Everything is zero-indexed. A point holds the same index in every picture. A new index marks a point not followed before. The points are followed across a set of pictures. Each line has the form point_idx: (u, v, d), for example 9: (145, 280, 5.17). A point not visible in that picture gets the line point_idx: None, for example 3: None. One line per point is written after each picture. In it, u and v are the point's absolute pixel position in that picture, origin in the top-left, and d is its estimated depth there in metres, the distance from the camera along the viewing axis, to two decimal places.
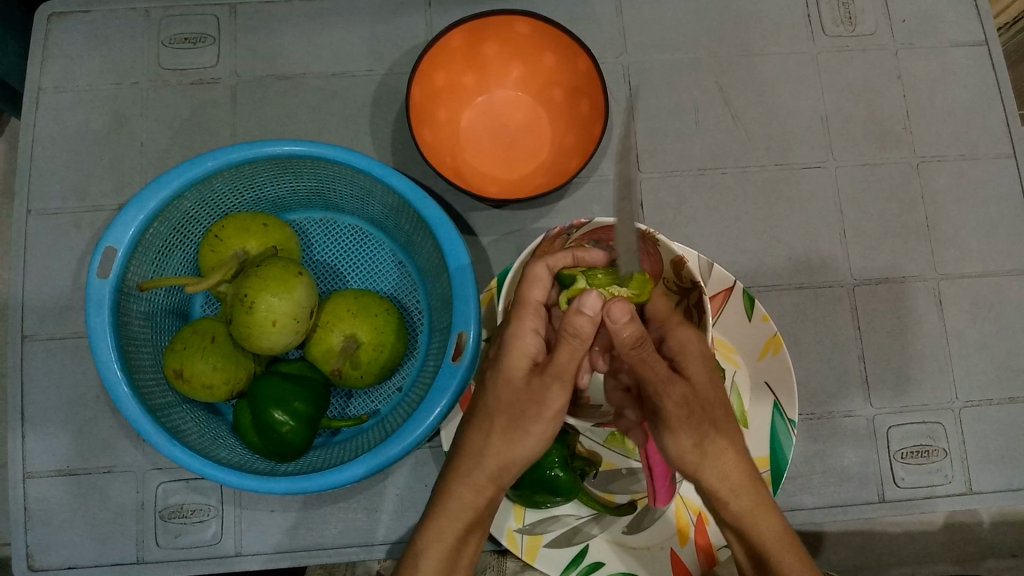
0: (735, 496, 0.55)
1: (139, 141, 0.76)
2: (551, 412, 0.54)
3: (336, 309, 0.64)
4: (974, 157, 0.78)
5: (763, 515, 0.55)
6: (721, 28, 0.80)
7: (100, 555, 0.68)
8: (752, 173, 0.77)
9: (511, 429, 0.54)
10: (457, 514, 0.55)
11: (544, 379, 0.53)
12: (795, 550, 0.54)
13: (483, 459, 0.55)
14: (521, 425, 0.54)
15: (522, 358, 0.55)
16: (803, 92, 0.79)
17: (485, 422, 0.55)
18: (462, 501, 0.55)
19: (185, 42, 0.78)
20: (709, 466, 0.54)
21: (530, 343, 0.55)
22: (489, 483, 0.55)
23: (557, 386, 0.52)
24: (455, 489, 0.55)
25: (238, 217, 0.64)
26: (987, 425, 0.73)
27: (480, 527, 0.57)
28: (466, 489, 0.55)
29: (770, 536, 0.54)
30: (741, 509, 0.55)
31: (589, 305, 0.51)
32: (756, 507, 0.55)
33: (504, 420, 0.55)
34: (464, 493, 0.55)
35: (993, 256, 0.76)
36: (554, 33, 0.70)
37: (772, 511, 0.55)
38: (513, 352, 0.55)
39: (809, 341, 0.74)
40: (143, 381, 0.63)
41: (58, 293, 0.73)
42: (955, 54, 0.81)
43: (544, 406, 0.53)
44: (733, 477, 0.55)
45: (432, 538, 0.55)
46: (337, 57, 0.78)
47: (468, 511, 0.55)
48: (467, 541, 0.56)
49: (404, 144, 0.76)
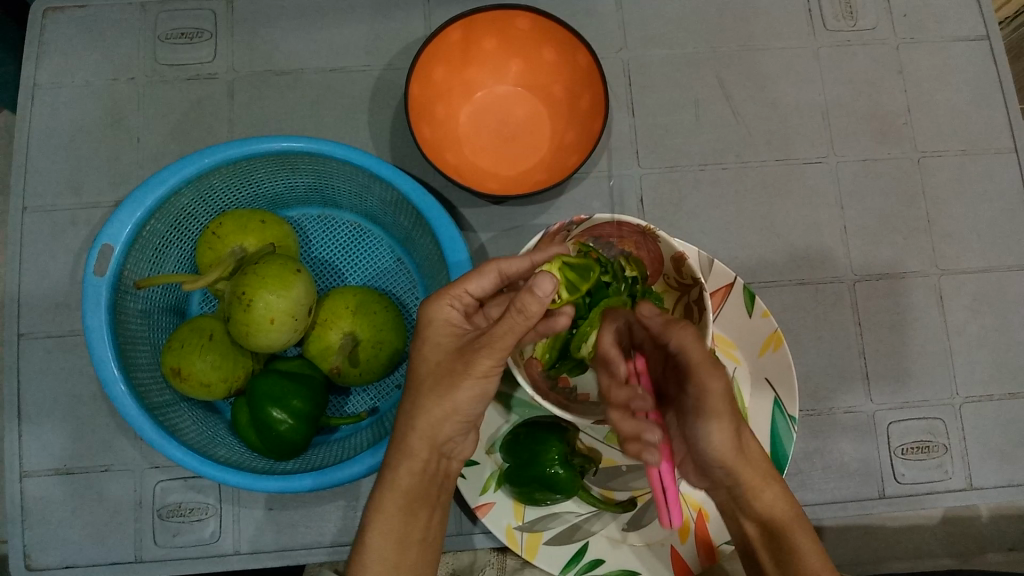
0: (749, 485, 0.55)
1: (135, 137, 0.75)
2: (480, 372, 0.52)
3: (335, 306, 0.64)
4: (976, 152, 0.78)
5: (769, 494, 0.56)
6: (721, 23, 0.80)
7: (98, 554, 0.68)
8: (752, 168, 0.76)
9: (438, 392, 0.53)
10: (399, 486, 0.54)
11: (474, 346, 0.51)
12: (798, 526, 0.55)
13: (416, 422, 0.54)
14: (447, 389, 0.53)
15: (446, 330, 0.54)
16: (803, 87, 0.79)
17: (414, 392, 0.54)
18: (402, 471, 0.54)
19: (182, 37, 0.77)
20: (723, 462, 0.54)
21: (450, 316, 0.54)
22: (426, 450, 0.54)
23: (490, 352, 0.51)
24: (394, 459, 0.54)
25: (236, 214, 0.64)
26: (987, 420, 0.73)
27: (426, 500, 0.56)
28: (400, 459, 0.54)
29: (777, 510, 0.55)
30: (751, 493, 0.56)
31: (542, 291, 0.48)
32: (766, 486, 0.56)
33: (437, 388, 0.53)
34: (400, 463, 0.54)
35: (994, 251, 0.76)
36: (553, 27, 0.70)
37: (776, 486, 0.56)
38: (437, 327, 0.54)
39: (810, 338, 0.73)
40: (140, 379, 0.63)
41: (54, 291, 0.72)
42: (956, 49, 0.80)
43: (472, 367, 0.52)
44: (747, 462, 0.54)
45: (375, 511, 0.54)
46: (335, 52, 0.77)
47: (404, 478, 0.54)
48: (417, 514, 0.55)
49: (402, 141, 0.75)
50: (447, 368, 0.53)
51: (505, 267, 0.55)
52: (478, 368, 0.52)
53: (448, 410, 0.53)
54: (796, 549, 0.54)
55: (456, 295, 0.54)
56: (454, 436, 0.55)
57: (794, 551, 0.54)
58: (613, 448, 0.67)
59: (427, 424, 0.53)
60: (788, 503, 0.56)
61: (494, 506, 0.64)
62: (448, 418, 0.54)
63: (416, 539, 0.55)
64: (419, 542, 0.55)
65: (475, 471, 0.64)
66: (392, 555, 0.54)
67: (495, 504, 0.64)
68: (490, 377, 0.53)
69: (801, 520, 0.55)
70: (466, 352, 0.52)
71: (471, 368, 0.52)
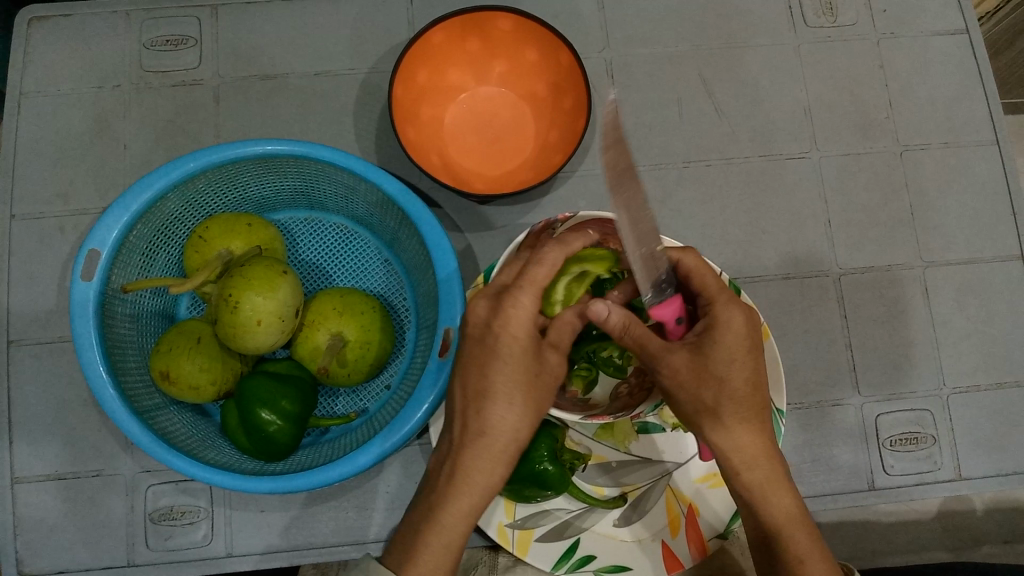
0: (747, 468, 0.54)
1: (123, 144, 0.76)
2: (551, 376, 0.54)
3: (322, 308, 0.64)
4: (958, 145, 0.79)
5: (777, 490, 0.54)
6: (704, 22, 0.81)
7: (89, 559, 0.68)
8: (737, 164, 0.77)
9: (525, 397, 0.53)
10: (476, 489, 0.53)
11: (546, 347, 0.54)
12: (805, 528, 0.54)
13: (512, 433, 0.53)
14: (532, 398, 0.53)
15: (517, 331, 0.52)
16: (785, 84, 0.79)
17: (501, 394, 0.52)
18: (481, 475, 0.53)
19: (167, 44, 0.78)
20: (722, 436, 0.54)
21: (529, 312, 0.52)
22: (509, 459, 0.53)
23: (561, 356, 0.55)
24: (476, 465, 0.53)
25: (222, 218, 0.64)
26: (975, 410, 0.73)
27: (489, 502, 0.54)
28: (490, 466, 0.53)
29: (781, 513, 0.54)
30: (750, 480, 0.54)
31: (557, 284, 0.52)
32: (770, 481, 0.54)
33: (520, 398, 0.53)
34: (480, 468, 0.53)
35: (977, 243, 0.77)
36: (535, 27, 0.70)
37: (786, 487, 0.54)
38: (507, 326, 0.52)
39: (797, 332, 0.74)
40: (129, 383, 0.63)
41: (44, 298, 0.73)
42: (935, 43, 0.81)
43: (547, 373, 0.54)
44: (749, 449, 0.54)
45: (451, 509, 0.52)
46: (320, 56, 0.77)
47: (484, 483, 0.53)
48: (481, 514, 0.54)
49: (388, 143, 0.76)
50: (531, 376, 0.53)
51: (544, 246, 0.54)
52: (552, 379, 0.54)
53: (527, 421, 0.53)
54: (800, 554, 0.53)
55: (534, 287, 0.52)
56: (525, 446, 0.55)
57: (789, 544, 0.53)
58: (603, 444, 0.67)
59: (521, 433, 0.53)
60: (796, 504, 0.54)
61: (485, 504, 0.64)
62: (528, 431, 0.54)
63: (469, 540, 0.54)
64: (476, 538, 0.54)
65: None
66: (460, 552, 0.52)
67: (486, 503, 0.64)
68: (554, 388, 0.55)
69: (807, 523, 0.54)
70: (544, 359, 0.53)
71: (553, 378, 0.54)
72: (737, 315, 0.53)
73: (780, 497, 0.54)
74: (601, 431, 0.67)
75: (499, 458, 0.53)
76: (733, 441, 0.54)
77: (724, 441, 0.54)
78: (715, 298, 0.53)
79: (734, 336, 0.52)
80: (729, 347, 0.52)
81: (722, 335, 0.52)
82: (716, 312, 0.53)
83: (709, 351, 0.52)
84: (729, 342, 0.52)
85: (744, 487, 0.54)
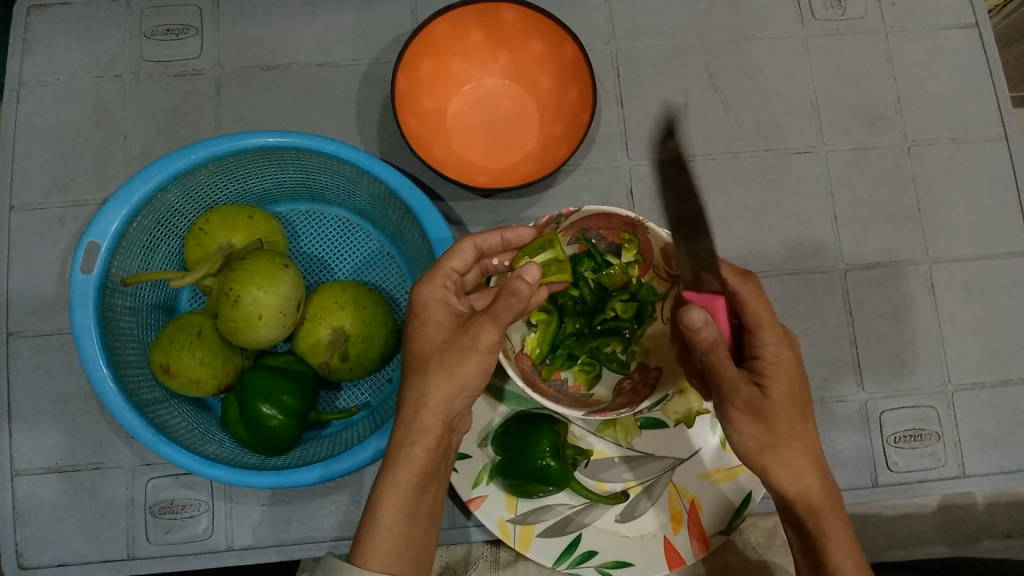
0: (795, 481, 0.54)
1: (123, 134, 0.75)
2: (487, 346, 0.52)
3: (323, 302, 0.64)
4: (966, 140, 0.78)
5: (808, 489, 0.54)
6: (711, 14, 0.80)
7: (89, 553, 0.68)
8: (743, 158, 0.76)
9: (447, 366, 0.52)
10: (411, 462, 0.53)
11: (478, 319, 0.52)
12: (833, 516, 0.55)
13: (428, 398, 0.52)
14: (454, 364, 0.52)
15: (442, 309, 0.54)
16: (793, 77, 0.78)
17: (421, 369, 0.53)
18: (412, 447, 0.53)
19: (168, 34, 0.77)
20: (781, 469, 0.54)
21: (445, 296, 0.54)
22: (439, 426, 0.53)
23: (494, 324, 0.51)
24: (408, 438, 0.53)
25: (223, 210, 0.64)
26: (980, 408, 0.73)
27: (434, 476, 0.54)
28: (415, 436, 0.53)
29: (816, 503, 0.55)
30: (809, 507, 0.55)
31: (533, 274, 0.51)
32: (799, 480, 0.54)
33: (446, 364, 0.52)
34: (413, 440, 0.53)
35: (984, 239, 0.76)
36: (540, 19, 0.69)
37: (832, 502, 0.55)
38: (430, 309, 0.54)
39: (801, 327, 0.73)
40: (129, 377, 0.62)
41: (44, 290, 0.72)
42: (945, 37, 0.80)
43: (480, 342, 0.52)
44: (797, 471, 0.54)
45: (389, 487, 0.52)
46: (322, 46, 0.77)
47: (419, 456, 0.53)
48: (427, 488, 0.53)
49: (391, 135, 0.75)
50: (454, 342, 0.52)
51: (479, 241, 0.56)
52: (484, 343, 0.52)
53: (458, 385, 0.53)
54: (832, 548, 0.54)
55: (446, 274, 0.55)
56: (462, 411, 0.55)
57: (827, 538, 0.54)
58: (605, 439, 0.67)
59: (440, 399, 0.52)
60: (822, 494, 0.55)
61: (487, 498, 0.64)
62: (459, 395, 0.53)
63: (424, 513, 0.53)
64: (428, 516, 0.54)
65: (467, 463, 0.64)
66: (402, 530, 0.52)
67: (486, 498, 0.64)
68: (495, 354, 0.53)
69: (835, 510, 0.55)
70: (471, 326, 0.52)
71: (477, 343, 0.52)
72: (782, 343, 0.54)
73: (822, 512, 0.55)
74: (603, 426, 0.66)
75: (426, 432, 0.53)
76: (792, 475, 0.54)
77: (784, 473, 0.54)
78: (762, 337, 0.54)
79: (786, 371, 0.53)
80: (780, 372, 0.53)
81: (775, 367, 0.53)
82: (767, 350, 0.53)
83: (769, 385, 0.53)
84: (785, 377, 0.53)
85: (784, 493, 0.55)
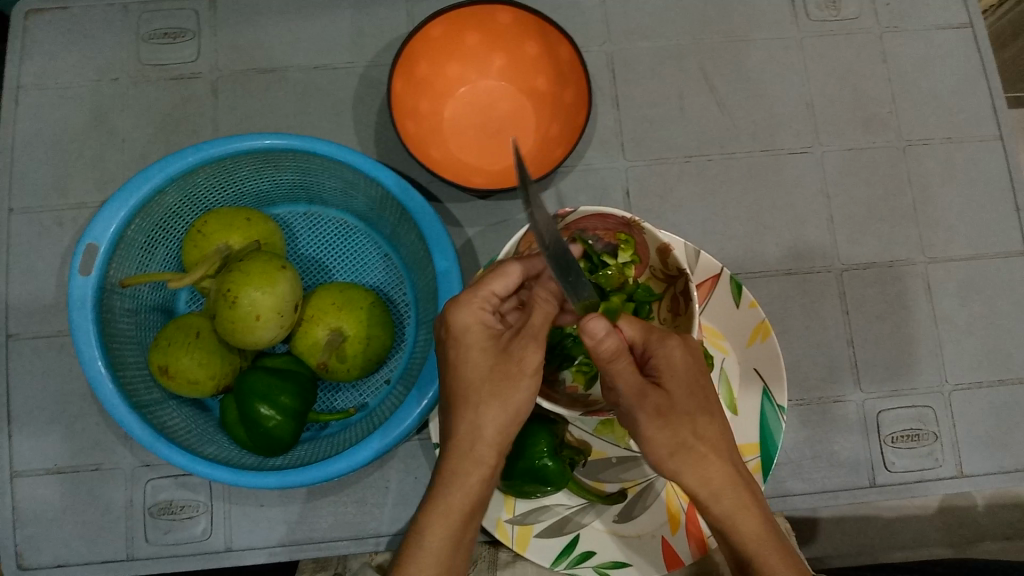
0: (716, 499, 0.52)
1: (121, 138, 0.75)
2: (531, 368, 0.53)
3: (321, 303, 0.64)
4: (961, 140, 0.78)
5: (744, 512, 0.52)
6: (706, 15, 0.80)
7: (88, 554, 0.68)
8: (738, 159, 0.76)
9: (499, 393, 0.53)
10: (466, 489, 0.52)
11: (521, 341, 0.53)
12: (777, 549, 0.50)
13: (483, 424, 0.53)
14: (509, 391, 0.53)
15: (482, 333, 0.54)
16: (789, 79, 0.79)
17: (472, 395, 0.53)
18: (467, 475, 0.53)
19: (166, 37, 0.77)
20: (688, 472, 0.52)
21: (482, 319, 0.54)
22: (491, 454, 0.53)
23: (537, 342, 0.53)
24: (463, 465, 0.53)
25: (220, 212, 0.64)
26: (977, 408, 0.73)
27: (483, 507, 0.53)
28: (471, 466, 0.53)
29: (751, 532, 0.51)
30: (720, 508, 0.52)
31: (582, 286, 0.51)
32: (733, 497, 0.52)
33: (496, 390, 0.53)
34: (470, 470, 0.53)
35: (981, 238, 0.76)
36: (536, 21, 0.70)
37: (752, 509, 0.52)
38: (471, 332, 0.54)
39: (797, 328, 0.73)
40: (128, 378, 0.63)
41: (43, 292, 0.73)
42: (940, 37, 0.80)
43: (525, 364, 0.53)
44: (716, 480, 0.52)
45: (438, 514, 0.51)
46: (319, 49, 0.77)
47: (474, 484, 0.53)
48: (473, 518, 0.53)
49: (389, 137, 0.75)
50: (503, 368, 0.53)
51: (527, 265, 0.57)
52: (529, 364, 0.53)
53: (511, 413, 0.53)
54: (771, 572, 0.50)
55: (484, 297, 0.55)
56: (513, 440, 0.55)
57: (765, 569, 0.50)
58: (603, 440, 0.67)
59: (496, 428, 0.53)
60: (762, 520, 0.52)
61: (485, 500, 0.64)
62: (513, 423, 0.53)
63: (466, 543, 0.52)
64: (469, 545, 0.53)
65: None
66: (447, 558, 0.51)
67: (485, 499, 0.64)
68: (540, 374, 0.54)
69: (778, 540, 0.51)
70: (514, 350, 0.53)
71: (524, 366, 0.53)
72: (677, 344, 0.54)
73: (742, 515, 0.52)
74: (601, 427, 0.67)
75: (479, 458, 0.53)
76: (704, 474, 0.52)
77: (690, 475, 0.52)
78: (648, 342, 0.54)
79: (680, 368, 0.53)
80: (676, 376, 0.53)
81: (669, 370, 0.53)
82: (655, 352, 0.54)
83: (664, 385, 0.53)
84: (678, 374, 0.53)
85: (716, 519, 0.52)
